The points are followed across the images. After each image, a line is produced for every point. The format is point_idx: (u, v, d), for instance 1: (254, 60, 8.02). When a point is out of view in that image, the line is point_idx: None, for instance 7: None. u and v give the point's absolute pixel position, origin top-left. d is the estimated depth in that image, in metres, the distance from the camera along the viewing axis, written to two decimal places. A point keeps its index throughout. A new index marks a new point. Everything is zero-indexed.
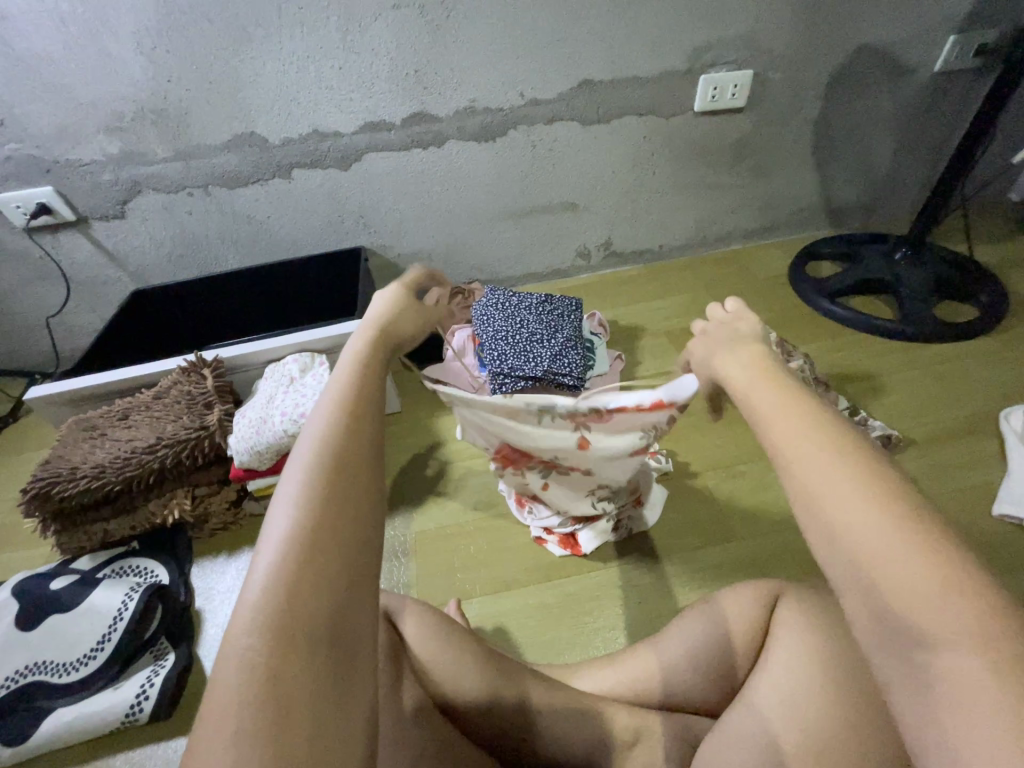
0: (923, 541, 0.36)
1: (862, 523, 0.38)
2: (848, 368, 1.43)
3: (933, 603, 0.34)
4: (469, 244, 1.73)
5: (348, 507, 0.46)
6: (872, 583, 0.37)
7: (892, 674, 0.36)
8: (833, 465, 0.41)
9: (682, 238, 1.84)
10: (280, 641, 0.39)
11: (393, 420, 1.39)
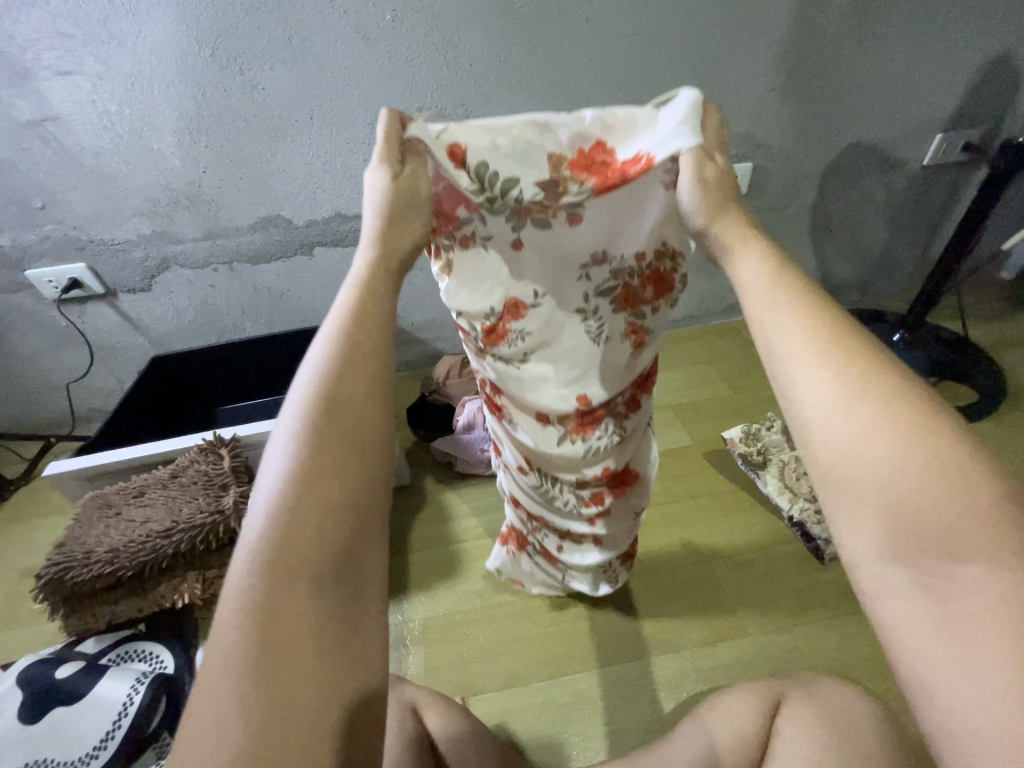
0: (941, 459, 0.38)
1: (876, 447, 0.39)
2: None
3: (946, 511, 0.37)
4: None
5: (342, 436, 0.44)
6: (895, 503, 0.38)
7: (892, 587, 0.38)
8: (848, 392, 0.41)
9: (687, 310, 1.90)
10: (274, 579, 0.40)
11: (403, 494, 1.41)
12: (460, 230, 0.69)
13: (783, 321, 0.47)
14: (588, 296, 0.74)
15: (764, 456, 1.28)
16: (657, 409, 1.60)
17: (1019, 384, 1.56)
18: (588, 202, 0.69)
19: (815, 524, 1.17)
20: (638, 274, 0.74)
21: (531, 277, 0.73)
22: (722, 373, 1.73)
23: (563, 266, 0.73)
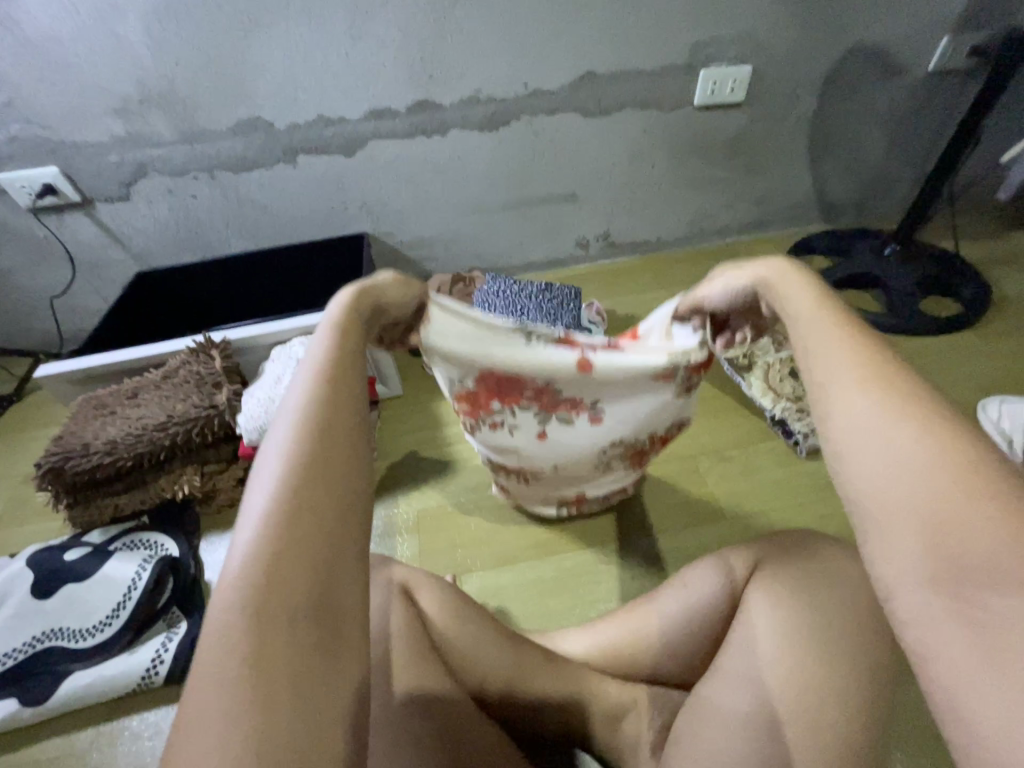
0: (977, 484, 0.36)
1: (928, 475, 0.38)
2: None
3: (997, 547, 0.34)
4: (470, 233, 1.76)
5: (322, 474, 0.46)
6: (934, 525, 0.36)
7: (931, 609, 0.36)
8: (900, 417, 0.41)
9: (679, 230, 1.88)
10: (251, 614, 0.39)
11: (396, 403, 1.44)
12: (496, 413, 0.86)
13: (833, 349, 0.48)
14: (603, 451, 0.92)
15: (749, 359, 1.30)
16: None
17: (1003, 298, 1.58)
18: (608, 401, 0.83)
19: (795, 419, 1.21)
20: (647, 437, 0.93)
21: (558, 446, 0.89)
22: None
23: (585, 444, 0.90)
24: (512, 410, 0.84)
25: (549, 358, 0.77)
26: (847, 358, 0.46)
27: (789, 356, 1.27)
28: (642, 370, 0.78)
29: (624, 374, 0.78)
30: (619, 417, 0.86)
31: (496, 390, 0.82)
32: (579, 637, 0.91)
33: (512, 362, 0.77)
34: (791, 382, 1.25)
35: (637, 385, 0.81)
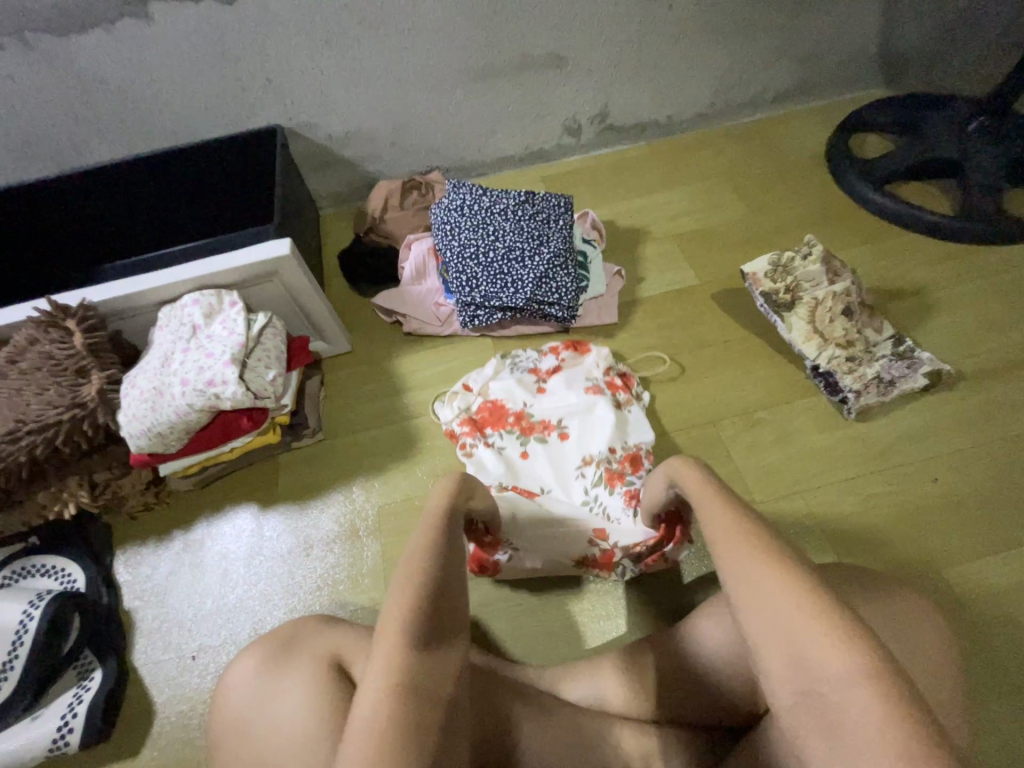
0: (813, 603, 0.42)
1: (778, 599, 0.43)
2: (893, 279, 1.15)
3: (833, 659, 0.39)
4: (423, 119, 1.31)
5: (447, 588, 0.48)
6: (793, 650, 0.41)
7: (806, 730, 0.40)
8: (745, 547, 0.47)
9: (697, 104, 1.44)
10: (401, 704, 0.40)
11: (344, 363, 1.15)
12: (485, 438, 0.98)
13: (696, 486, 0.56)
14: (585, 490, 0.90)
15: (792, 297, 0.99)
16: (656, 241, 1.28)
17: None
18: (571, 419, 0.97)
19: (844, 373, 0.96)
20: (619, 459, 0.92)
21: (541, 466, 0.94)
22: (738, 190, 1.36)
23: (563, 470, 0.93)
24: (499, 436, 0.97)
25: (518, 385, 1.02)
26: (713, 500, 0.53)
27: (845, 290, 0.96)
28: (580, 387, 1.00)
29: (571, 397, 0.99)
30: (586, 440, 0.95)
31: (489, 417, 1.00)
32: (575, 685, 0.73)
33: (499, 384, 1.02)
34: (844, 326, 0.98)
35: (585, 399, 0.98)
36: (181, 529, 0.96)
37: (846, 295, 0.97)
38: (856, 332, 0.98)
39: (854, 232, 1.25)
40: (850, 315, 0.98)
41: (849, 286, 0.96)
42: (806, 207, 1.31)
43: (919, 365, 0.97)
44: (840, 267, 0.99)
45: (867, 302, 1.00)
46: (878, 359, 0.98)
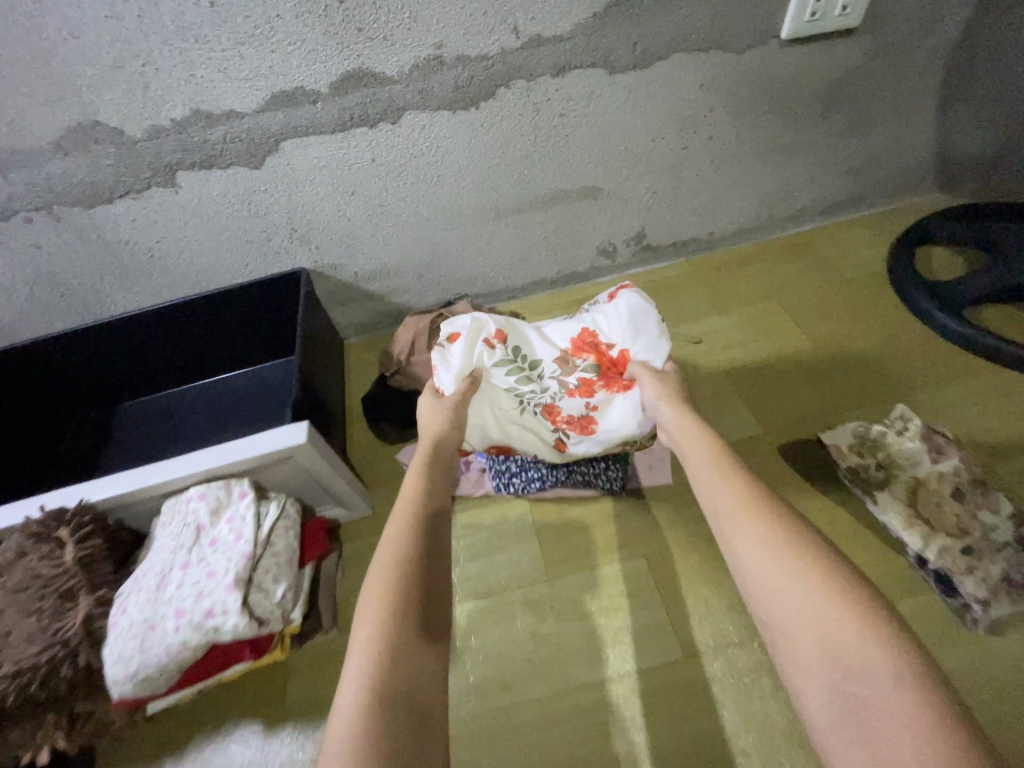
0: (823, 580, 0.52)
1: (789, 580, 0.53)
2: (993, 431, 1.00)
3: (853, 636, 0.47)
4: (452, 252, 1.26)
5: (421, 577, 0.61)
6: (819, 625, 0.49)
7: (826, 690, 0.47)
8: (766, 537, 0.57)
9: (740, 220, 1.36)
10: (381, 673, 0.51)
11: (366, 532, 1.04)
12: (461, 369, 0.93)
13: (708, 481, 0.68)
14: (543, 409, 0.93)
15: (886, 474, 0.87)
16: (706, 378, 1.16)
17: None
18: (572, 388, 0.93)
19: (964, 576, 0.79)
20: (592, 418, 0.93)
21: (516, 412, 0.93)
22: (793, 314, 1.24)
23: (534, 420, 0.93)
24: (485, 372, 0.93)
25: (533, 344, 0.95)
26: (725, 487, 0.66)
27: (953, 470, 0.85)
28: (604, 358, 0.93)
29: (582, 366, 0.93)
30: (570, 407, 0.93)
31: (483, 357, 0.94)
32: None
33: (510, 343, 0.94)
34: (954, 513, 0.83)
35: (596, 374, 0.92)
36: (174, 755, 0.83)
37: (957, 481, 0.84)
38: (971, 518, 0.82)
39: (935, 367, 1.11)
40: (962, 498, 0.84)
41: (957, 468, 0.83)
42: (874, 335, 1.18)
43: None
44: (942, 442, 0.87)
45: (980, 480, 0.84)
46: (1005, 554, 0.80)
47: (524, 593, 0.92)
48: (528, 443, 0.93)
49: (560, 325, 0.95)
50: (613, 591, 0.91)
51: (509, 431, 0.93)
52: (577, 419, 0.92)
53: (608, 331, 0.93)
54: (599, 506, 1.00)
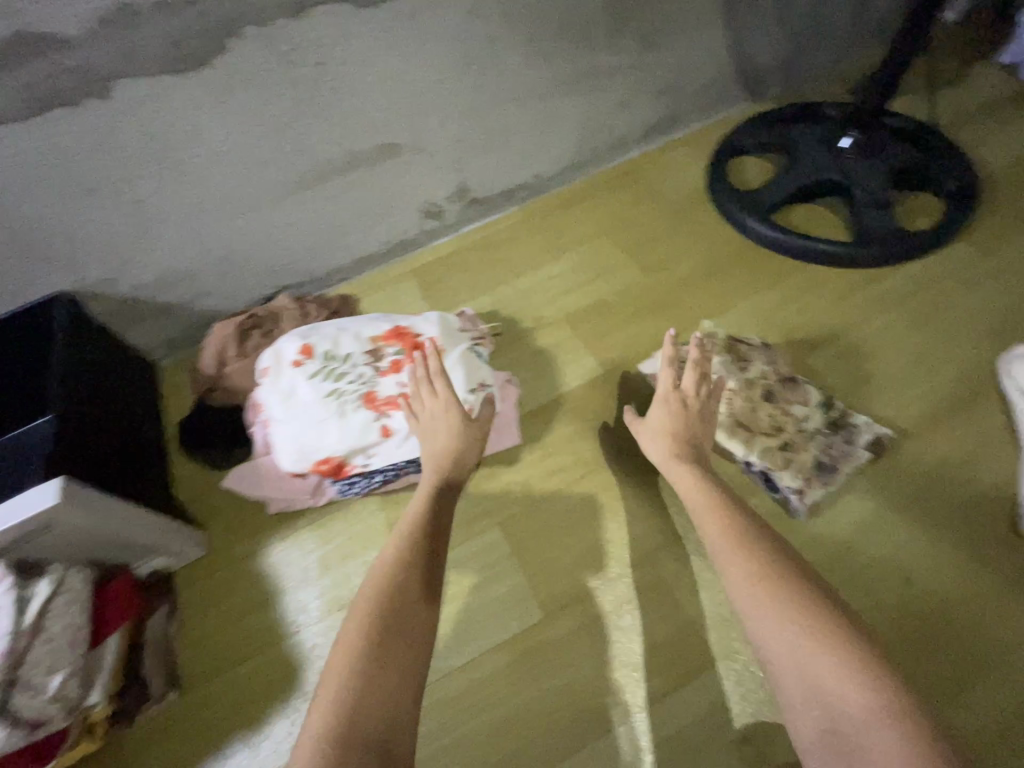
0: (829, 634, 0.55)
1: (793, 629, 0.56)
2: (805, 327, 1.05)
3: (844, 687, 0.52)
4: (249, 242, 1.11)
5: (394, 625, 0.59)
6: (815, 674, 0.53)
7: (812, 733, 0.52)
8: (762, 585, 0.60)
9: (563, 156, 1.30)
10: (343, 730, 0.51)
11: (201, 575, 0.92)
12: (277, 381, 0.90)
13: (706, 518, 0.70)
14: (358, 400, 0.87)
15: (706, 392, 0.89)
16: (548, 327, 1.13)
17: (990, 179, 1.18)
18: (387, 375, 0.90)
19: (782, 471, 0.84)
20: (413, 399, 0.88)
21: (334, 413, 0.87)
22: (626, 247, 1.23)
23: (351, 415, 0.87)
24: (296, 379, 0.89)
25: (346, 343, 0.93)
26: (719, 525, 0.68)
27: (761, 373, 0.89)
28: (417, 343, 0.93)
29: (395, 353, 0.92)
30: (387, 393, 0.88)
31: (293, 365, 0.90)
32: None
33: (320, 344, 0.92)
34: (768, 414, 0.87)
35: (410, 358, 0.92)
36: None
37: (765, 383, 0.89)
38: (782, 415, 0.87)
39: (755, 275, 1.14)
40: (772, 398, 0.88)
41: (764, 369, 0.87)
42: (701, 253, 1.19)
43: (860, 435, 0.87)
44: (748, 349, 0.91)
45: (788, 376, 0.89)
46: (814, 439, 0.86)
47: None
48: (350, 440, 0.86)
49: (371, 320, 0.96)
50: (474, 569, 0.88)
51: (326, 433, 0.86)
52: (396, 400, 0.88)
53: (415, 322, 0.96)
54: None
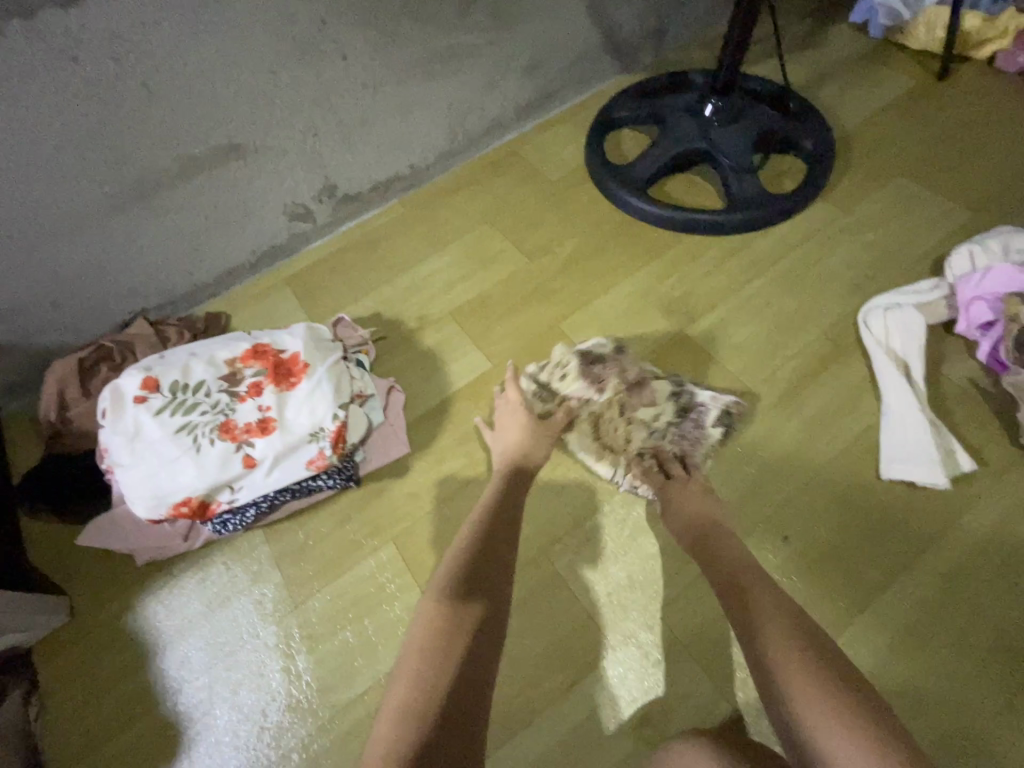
0: (835, 660, 0.57)
1: (798, 654, 0.57)
2: (684, 299, 1.06)
3: (843, 711, 0.52)
4: (81, 267, 0.98)
5: (447, 649, 0.59)
6: (819, 693, 0.54)
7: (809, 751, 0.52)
8: (772, 614, 0.62)
9: (435, 143, 1.24)
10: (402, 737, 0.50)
11: (60, 646, 0.83)
12: (120, 421, 0.80)
13: (712, 560, 0.73)
14: (216, 432, 0.81)
15: (568, 417, 0.89)
16: (433, 326, 1.08)
17: (845, 137, 1.23)
18: (246, 400, 0.83)
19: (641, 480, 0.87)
20: (278, 423, 0.83)
21: (189, 449, 0.79)
22: (509, 233, 1.19)
23: (208, 450, 0.80)
24: (141, 417, 0.80)
25: (196, 369, 0.85)
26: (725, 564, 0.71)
27: (614, 385, 0.90)
28: (278, 361, 0.87)
29: (253, 375, 0.85)
30: (249, 420, 0.82)
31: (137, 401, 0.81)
32: None
33: (166, 374, 0.83)
34: (625, 427, 0.89)
35: (271, 378, 0.85)
36: None
37: (618, 398, 0.90)
38: (639, 424, 0.89)
39: (636, 251, 1.13)
40: (625, 411, 0.90)
41: (610, 388, 0.89)
42: (583, 233, 1.17)
43: (707, 416, 0.89)
44: (598, 367, 0.92)
45: (637, 382, 0.90)
46: (667, 442, 0.88)
47: (272, 635, 0.82)
48: (209, 477, 0.79)
49: (226, 341, 0.88)
50: (368, 591, 0.84)
51: (181, 473, 0.79)
52: (256, 425, 0.82)
53: (274, 337, 0.89)
54: (337, 505, 0.90)
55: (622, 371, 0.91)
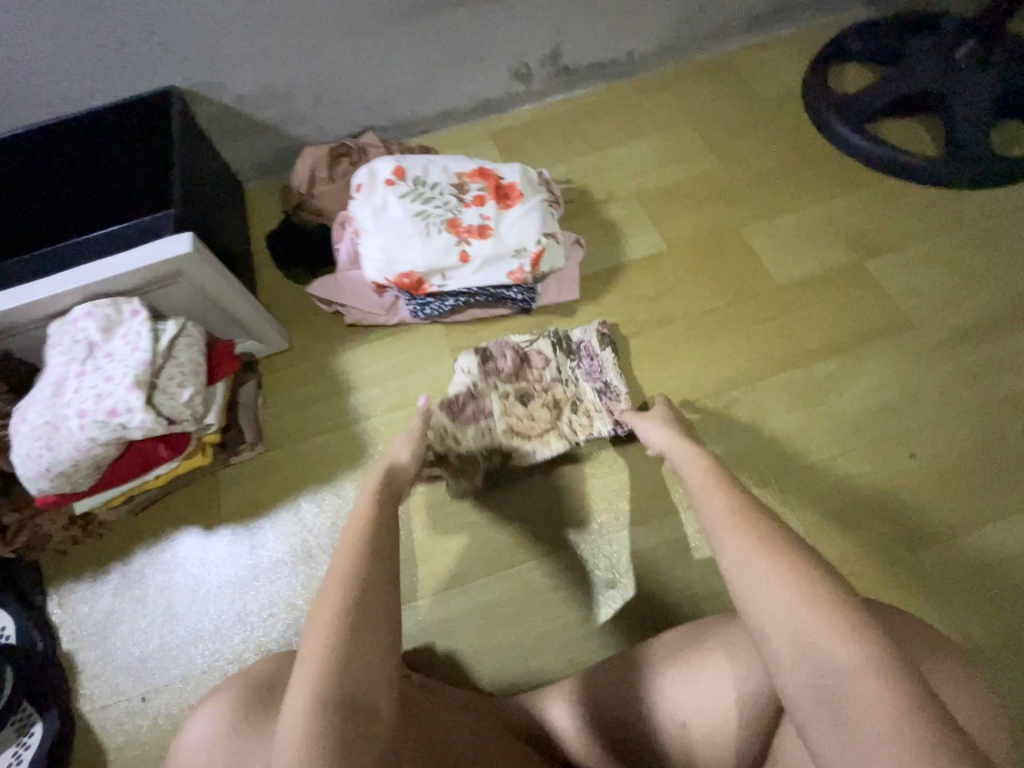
0: (816, 588, 0.41)
1: (767, 584, 0.43)
2: (871, 234, 1.08)
3: (836, 650, 0.38)
4: (345, 70, 1.13)
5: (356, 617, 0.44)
6: (806, 640, 0.39)
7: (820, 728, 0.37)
8: (754, 544, 0.46)
9: (661, 35, 1.27)
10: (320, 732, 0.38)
11: (284, 363, 1.05)
12: (371, 195, 0.96)
13: (701, 491, 0.55)
14: (442, 225, 0.95)
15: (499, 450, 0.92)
16: (620, 201, 1.17)
17: None
18: (469, 206, 0.97)
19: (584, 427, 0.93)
20: (492, 232, 0.96)
21: (420, 232, 0.95)
22: (708, 137, 1.23)
23: (435, 237, 0.95)
24: (389, 195, 0.96)
25: (434, 171, 0.99)
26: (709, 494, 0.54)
27: (498, 395, 0.94)
28: (496, 181, 0.99)
29: (477, 188, 0.98)
30: (468, 222, 0.96)
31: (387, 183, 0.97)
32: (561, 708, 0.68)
33: (412, 168, 0.98)
34: (530, 409, 0.95)
35: (492, 194, 0.98)
36: (121, 559, 0.90)
37: (509, 397, 0.95)
38: (546, 392, 0.96)
39: (833, 180, 1.15)
40: (524, 396, 0.96)
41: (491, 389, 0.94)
42: (782, 152, 1.19)
43: (592, 345, 0.98)
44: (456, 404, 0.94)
45: (495, 372, 0.96)
46: (574, 388, 0.96)
47: None
48: (432, 258, 0.95)
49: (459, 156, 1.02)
50: None
51: (412, 249, 0.95)
52: (476, 229, 0.96)
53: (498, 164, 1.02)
54: (513, 321, 1.04)
55: (496, 368, 0.97)
